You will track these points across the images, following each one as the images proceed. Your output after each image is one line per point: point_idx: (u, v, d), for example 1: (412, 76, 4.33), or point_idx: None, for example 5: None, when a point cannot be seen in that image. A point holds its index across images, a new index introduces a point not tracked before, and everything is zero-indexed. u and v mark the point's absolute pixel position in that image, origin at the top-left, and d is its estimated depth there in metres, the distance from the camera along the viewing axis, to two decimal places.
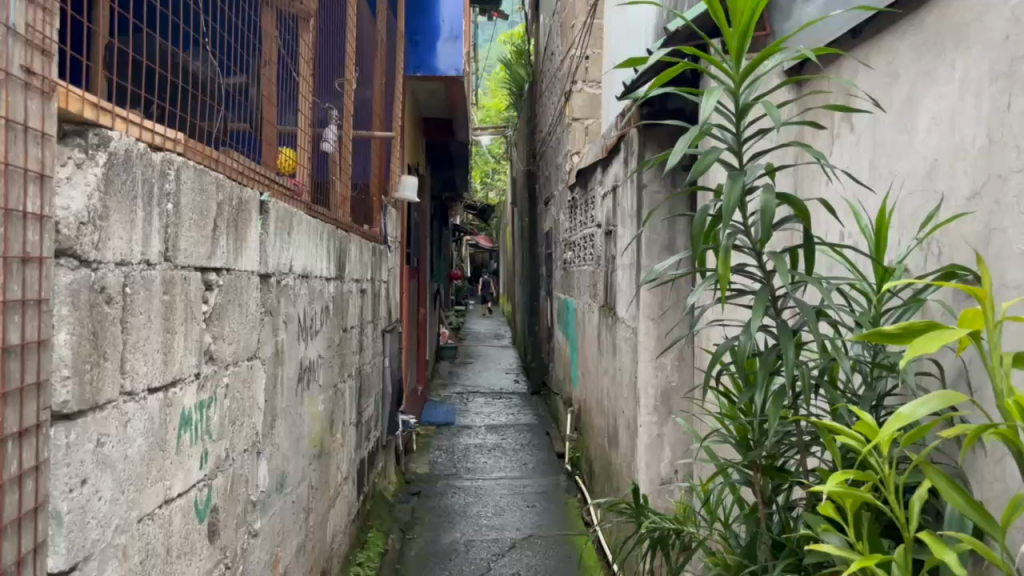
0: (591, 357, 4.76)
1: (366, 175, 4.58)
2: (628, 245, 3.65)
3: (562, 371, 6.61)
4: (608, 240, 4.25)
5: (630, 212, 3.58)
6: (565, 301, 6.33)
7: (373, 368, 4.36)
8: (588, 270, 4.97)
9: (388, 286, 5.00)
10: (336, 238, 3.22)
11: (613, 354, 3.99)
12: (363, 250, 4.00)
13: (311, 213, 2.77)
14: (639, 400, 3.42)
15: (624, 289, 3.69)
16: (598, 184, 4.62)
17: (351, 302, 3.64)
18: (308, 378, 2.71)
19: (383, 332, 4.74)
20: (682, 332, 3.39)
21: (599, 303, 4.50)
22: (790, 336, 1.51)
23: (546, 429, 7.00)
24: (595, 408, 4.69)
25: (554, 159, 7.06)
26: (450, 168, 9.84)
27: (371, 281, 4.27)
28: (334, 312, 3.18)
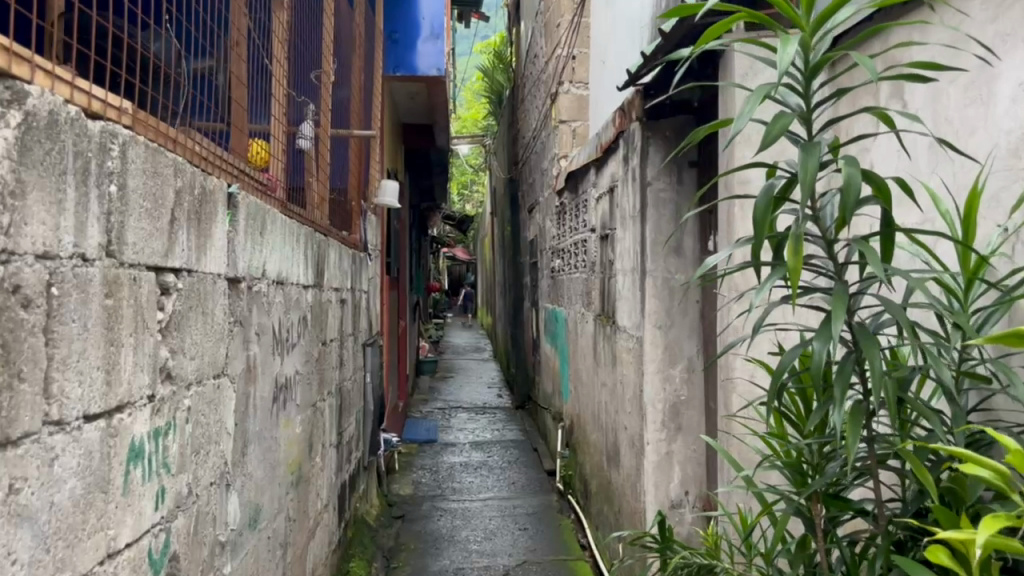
0: (586, 371, 4.50)
1: (345, 180, 4.30)
2: (629, 249, 3.40)
3: (550, 384, 6.33)
4: (606, 243, 4.00)
5: (632, 213, 3.33)
6: (552, 311, 6.08)
7: (354, 385, 4.07)
8: (581, 277, 4.72)
9: (368, 297, 4.71)
10: (314, 242, 2.94)
11: (613, 366, 3.74)
12: (343, 256, 3.71)
13: (286, 213, 2.48)
14: (645, 416, 3.17)
15: (626, 295, 3.44)
16: (592, 187, 4.38)
17: (331, 313, 3.36)
18: (285, 397, 2.42)
19: (364, 345, 4.46)
20: (691, 341, 3.14)
21: (594, 312, 4.25)
22: (874, 341, 1.26)
23: (533, 445, 6.72)
24: (590, 423, 4.42)
25: (539, 165, 6.82)
26: (429, 176, 9.57)
27: (351, 291, 3.97)
28: (312, 323, 2.88)
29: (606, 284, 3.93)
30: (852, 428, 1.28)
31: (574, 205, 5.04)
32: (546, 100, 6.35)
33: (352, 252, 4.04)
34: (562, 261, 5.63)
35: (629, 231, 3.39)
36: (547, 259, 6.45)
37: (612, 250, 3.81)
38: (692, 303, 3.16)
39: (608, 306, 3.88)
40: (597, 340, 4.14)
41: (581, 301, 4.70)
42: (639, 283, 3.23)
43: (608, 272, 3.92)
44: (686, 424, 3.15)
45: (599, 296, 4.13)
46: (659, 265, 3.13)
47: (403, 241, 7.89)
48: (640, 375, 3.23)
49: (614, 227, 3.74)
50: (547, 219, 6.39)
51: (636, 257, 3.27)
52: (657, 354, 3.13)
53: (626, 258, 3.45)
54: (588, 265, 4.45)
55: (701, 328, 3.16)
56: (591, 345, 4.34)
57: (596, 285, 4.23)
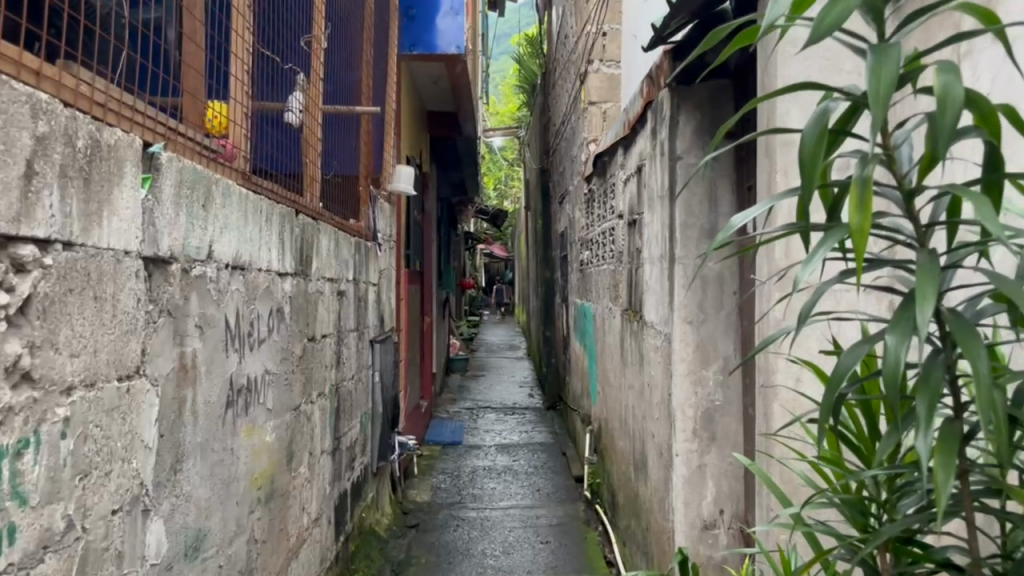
0: (613, 371, 4.12)
1: (351, 163, 3.97)
2: (657, 235, 3.01)
3: (579, 384, 5.95)
4: (633, 230, 3.61)
5: (660, 193, 2.95)
6: (581, 306, 5.70)
7: (357, 386, 3.74)
8: (608, 269, 4.33)
9: (378, 289, 4.39)
10: (296, 224, 2.60)
11: (640, 367, 3.36)
12: (342, 243, 3.38)
13: (251, 189, 2.14)
14: (674, 423, 2.78)
15: (654, 287, 3.06)
16: (619, 169, 4.00)
17: (323, 305, 3.03)
18: (248, 401, 2.09)
19: (372, 343, 4.13)
20: (726, 339, 2.75)
21: (621, 307, 3.86)
22: (978, 335, 0.87)
23: (562, 449, 6.34)
24: (618, 428, 4.05)
25: (569, 153, 6.44)
26: (458, 168, 9.24)
27: (353, 282, 3.64)
28: (292, 316, 2.55)
29: (634, 275, 3.54)
30: (942, 462, 0.89)
31: (602, 191, 4.66)
32: (575, 82, 5.97)
33: (356, 240, 3.71)
34: (591, 253, 5.25)
35: (657, 214, 3.01)
36: (576, 252, 6.08)
37: (640, 238, 3.42)
38: (729, 295, 2.76)
39: (636, 300, 3.49)
40: (624, 338, 3.76)
41: (608, 295, 4.32)
42: (667, 272, 2.84)
43: (635, 262, 3.53)
44: (721, 434, 2.76)
45: (626, 290, 3.75)
46: (690, 251, 2.74)
47: (427, 233, 7.58)
48: (668, 377, 2.85)
49: (642, 211, 3.36)
50: (576, 211, 6.01)
51: (665, 242, 2.89)
52: (689, 352, 2.74)
53: (654, 244, 3.07)
54: (616, 255, 4.07)
55: (739, 323, 2.76)
56: (618, 343, 3.96)
57: (624, 278, 3.85)
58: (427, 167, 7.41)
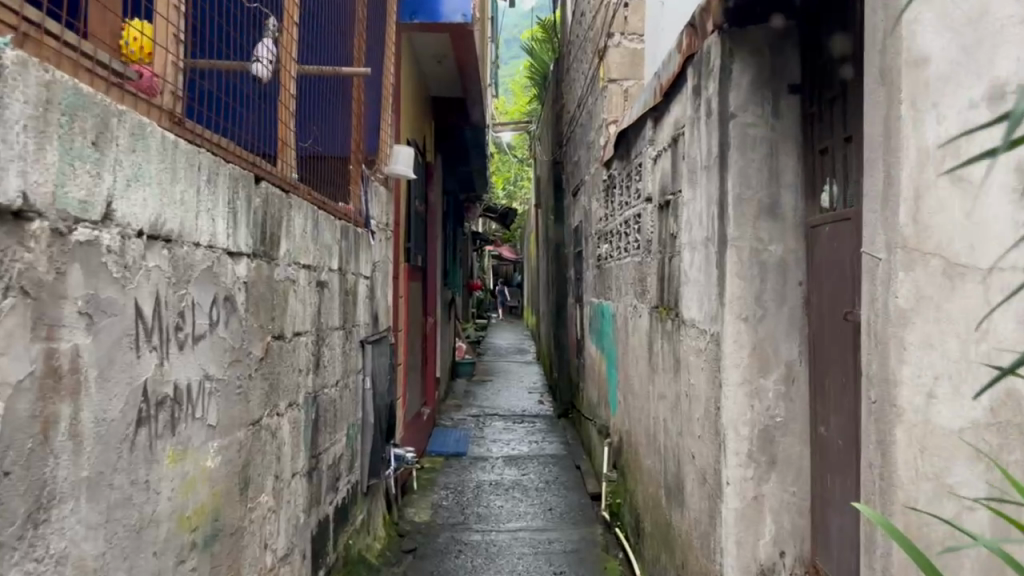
0: (638, 379, 3.61)
1: (334, 137, 3.46)
2: (699, 214, 2.49)
3: (595, 391, 5.43)
4: (665, 213, 3.09)
5: (705, 163, 2.44)
6: (598, 306, 5.18)
7: (343, 394, 3.23)
8: (632, 262, 3.82)
9: (371, 283, 3.89)
10: (256, 193, 2.09)
11: (675, 373, 2.84)
12: (323, 225, 2.88)
13: (183, 137, 1.62)
14: (723, 444, 2.27)
15: (695, 276, 2.54)
16: (648, 146, 3.48)
17: (297, 297, 2.52)
18: (176, 419, 1.59)
19: (363, 343, 3.63)
20: (788, 340, 2.23)
21: (649, 303, 3.35)
22: None
23: (575, 462, 5.81)
24: (643, 444, 3.53)
25: (584, 141, 5.93)
26: (465, 161, 8.74)
27: (339, 271, 3.14)
28: (249, 307, 2.04)
29: (667, 265, 3.03)
30: None
31: (625, 175, 4.15)
32: (593, 60, 5.46)
33: (342, 223, 3.21)
34: (610, 246, 4.73)
35: (699, 189, 2.49)
36: (592, 247, 5.57)
37: (675, 220, 2.91)
38: (792, 285, 2.24)
39: (669, 295, 2.97)
40: (653, 339, 3.25)
41: (632, 293, 3.81)
42: (715, 257, 2.33)
43: (668, 249, 3.02)
44: (782, 458, 2.24)
45: (657, 284, 3.23)
46: (747, 230, 2.22)
47: (431, 226, 7.08)
48: (716, 386, 2.33)
49: (679, 188, 2.84)
50: (593, 203, 5.50)
51: (710, 222, 2.37)
52: (743, 356, 2.22)
53: (694, 225, 2.56)
54: (642, 245, 3.56)
55: (804, 320, 2.24)
56: (645, 345, 3.44)
57: (653, 271, 3.33)
58: (431, 156, 6.92)
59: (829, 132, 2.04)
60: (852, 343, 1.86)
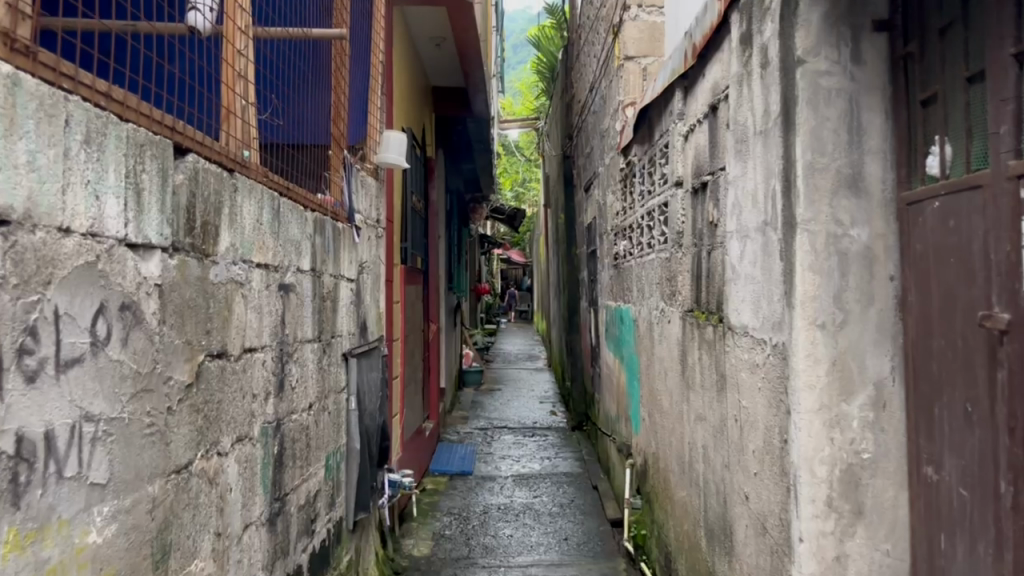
0: (668, 394, 3.10)
1: (307, 118, 2.96)
2: (753, 193, 1.98)
3: (614, 404, 4.91)
4: (702, 198, 2.58)
5: (760, 128, 1.93)
6: (616, 310, 4.67)
7: (318, 420, 2.73)
8: (658, 259, 3.31)
9: (358, 287, 3.39)
10: (175, 168, 1.59)
11: (721, 391, 2.32)
12: (288, 216, 2.38)
13: (27, 70, 1.10)
14: (793, 487, 1.75)
15: (749, 271, 2.03)
16: (676, 122, 2.97)
17: (247, 305, 2.02)
18: (23, 484, 1.08)
19: (346, 357, 3.13)
20: (875, 351, 1.72)
21: (681, 306, 2.84)
22: None
23: (591, 482, 5.28)
24: (675, 470, 3.02)
25: (598, 130, 5.42)
26: (470, 157, 8.25)
27: (312, 274, 2.64)
28: (166, 317, 1.54)
29: (705, 261, 2.51)
30: None
31: (648, 160, 3.64)
32: (607, 39, 4.95)
33: (315, 215, 2.71)
34: (629, 243, 4.22)
35: (753, 162, 1.98)
36: (608, 246, 5.06)
37: (716, 204, 2.39)
38: (881, 280, 1.73)
39: (709, 296, 2.46)
40: (687, 349, 2.74)
41: (658, 295, 3.30)
42: (778, 246, 1.82)
43: (707, 239, 2.50)
44: (873, 505, 1.72)
45: (690, 283, 2.71)
46: (821, 210, 1.72)
47: (432, 226, 6.60)
48: (782, 412, 1.81)
49: (721, 164, 2.32)
50: (609, 196, 4.99)
51: (771, 202, 1.86)
52: (820, 374, 1.71)
53: (746, 206, 2.05)
54: (671, 239, 3.05)
55: (898, 326, 1.72)
56: (676, 356, 2.92)
57: (685, 268, 2.81)
58: (431, 151, 6.44)
59: (939, 72, 1.53)
60: (988, 357, 1.34)
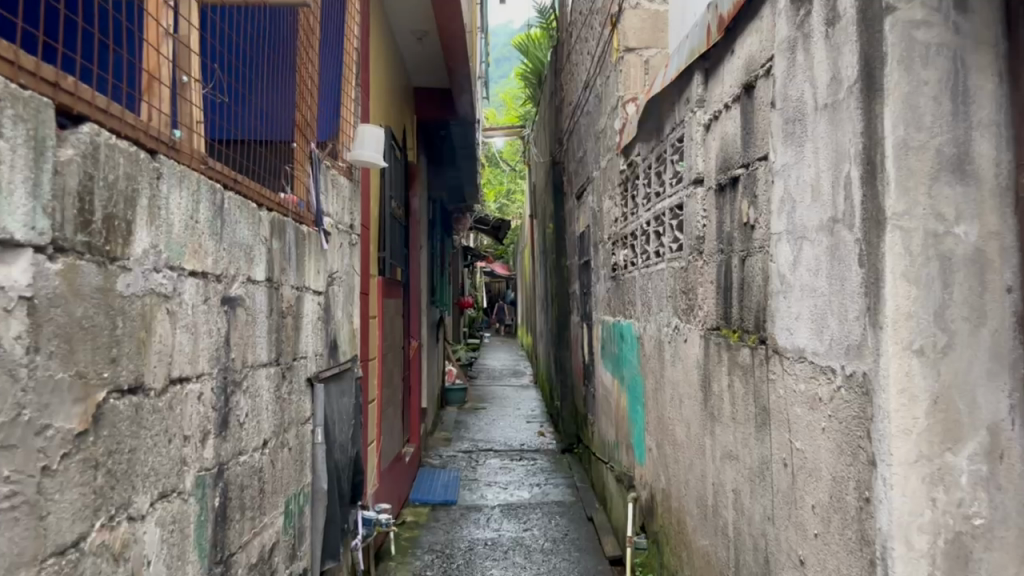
0: (684, 424, 2.71)
1: (268, 104, 2.55)
2: (813, 185, 1.59)
3: (612, 429, 4.51)
4: (732, 197, 2.19)
5: (826, 102, 1.54)
6: (615, 326, 4.27)
7: (275, 459, 2.31)
8: (671, 268, 2.92)
9: (327, 300, 2.98)
10: (61, 140, 1.17)
11: (762, 428, 1.92)
12: (237, 215, 1.97)
13: None
14: (879, 563, 1.35)
15: (807, 281, 1.63)
16: (693, 111, 2.59)
17: (177, 323, 1.60)
18: None
19: (312, 382, 2.72)
20: (990, 386, 1.32)
21: (703, 323, 2.44)
22: None
23: (586, 514, 4.87)
24: (693, 513, 2.63)
25: (593, 132, 5.05)
26: (454, 164, 7.85)
27: (268, 285, 2.23)
28: (41, 347, 1.12)
29: (738, 270, 2.12)
30: None
31: (656, 159, 3.26)
32: (604, 31, 4.58)
33: (273, 216, 2.29)
34: (631, 251, 3.83)
35: (813, 145, 1.59)
36: (604, 257, 4.67)
37: (755, 201, 2.00)
38: (994, 292, 1.33)
39: (744, 311, 2.07)
40: (711, 374, 2.34)
41: (670, 309, 2.90)
42: (855, 249, 1.42)
43: (740, 244, 2.11)
44: None
45: (715, 297, 2.32)
46: (918, 201, 1.32)
47: (414, 236, 6.21)
48: (861, 462, 1.41)
49: (762, 153, 1.93)
50: (606, 203, 4.61)
51: (843, 193, 1.47)
52: (919, 416, 1.30)
53: (803, 200, 1.65)
54: (687, 245, 2.66)
55: (1018, 350, 1.33)
56: (696, 380, 2.53)
57: (707, 279, 2.42)
58: (413, 155, 6.06)
59: None
60: None
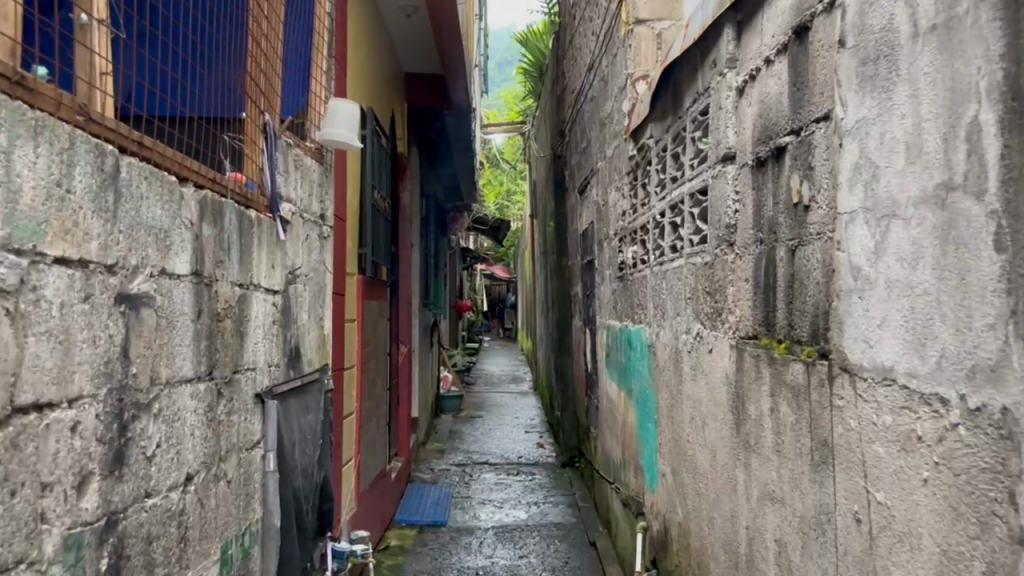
0: (709, 450, 2.27)
1: (210, 62, 2.11)
2: (906, 141, 1.16)
3: (617, 446, 4.07)
4: (778, 172, 1.76)
5: (934, 22, 1.10)
6: (622, 332, 3.83)
7: (210, 495, 1.88)
8: (691, 265, 2.49)
9: (284, 300, 2.54)
10: None
11: (821, 468, 1.49)
12: (145, 190, 1.54)
13: None
14: None
15: (895, 273, 1.20)
16: (722, 75, 2.16)
17: (31, 329, 1.16)
18: None
19: (263, 398, 2.28)
20: None
21: (736, 330, 2.02)
22: None
23: (588, 538, 4.43)
24: (718, 561, 2.19)
25: (597, 119, 4.64)
26: (449, 158, 7.41)
27: (196, 280, 1.80)
28: None
29: (787, 263, 1.69)
30: None
31: (672, 140, 2.83)
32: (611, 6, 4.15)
33: (204, 194, 1.85)
34: (640, 248, 3.39)
35: (910, 85, 1.15)
36: (610, 255, 4.25)
37: (809, 175, 1.58)
38: None
39: (794, 316, 1.64)
40: (747, 392, 1.91)
41: (690, 313, 2.48)
42: (984, 227, 0.98)
43: (790, 230, 1.68)
44: None
45: (753, 298, 1.89)
46: None
47: (404, 233, 5.78)
48: (993, 538, 0.97)
49: (821, 111, 1.51)
50: (612, 196, 4.19)
51: (962, 149, 1.03)
52: None
53: (888, 165, 1.23)
54: (712, 236, 2.24)
55: None
56: (726, 400, 2.10)
57: (739, 276, 2.00)
58: (403, 146, 5.64)
59: None
60: None
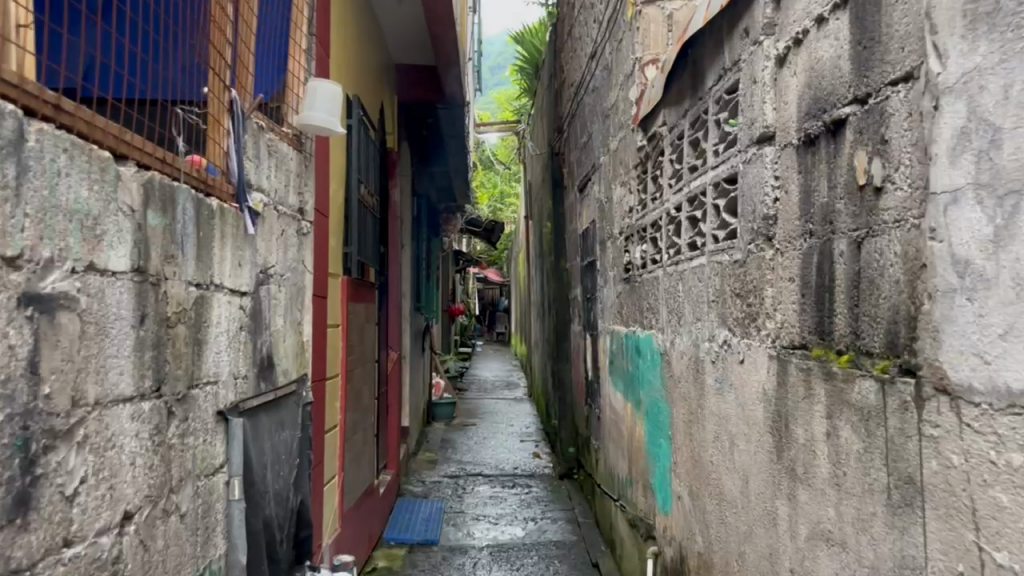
0: (739, 476, 1.98)
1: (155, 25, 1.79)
2: None
3: (622, 461, 3.78)
4: (835, 151, 1.48)
5: None
6: (628, 338, 3.55)
7: (158, 534, 1.59)
8: (715, 264, 2.21)
9: (254, 302, 2.24)
10: None
11: (902, 510, 1.21)
12: (64, 165, 1.24)
13: None
14: None
15: None
16: (757, 45, 1.88)
17: None
18: None
19: (226, 416, 1.98)
20: None
21: (777, 337, 1.73)
22: None
23: (590, 559, 4.14)
24: None
25: (600, 110, 4.36)
26: (442, 156, 7.12)
27: (139, 277, 1.50)
28: None
29: (848, 257, 1.41)
30: None
31: (690, 126, 2.55)
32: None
33: (150, 177, 1.56)
34: (650, 246, 3.12)
35: None
36: (614, 255, 3.97)
37: (882, 150, 1.30)
38: None
39: (860, 322, 1.35)
40: (793, 412, 1.63)
41: (715, 318, 2.19)
42: None
43: (853, 218, 1.40)
44: None
45: (801, 300, 1.61)
46: None
47: (393, 232, 5.49)
48: None
49: (900, 70, 1.24)
50: (616, 192, 3.91)
51: None
52: None
53: (1017, 126, 0.94)
54: (744, 229, 1.95)
55: None
56: (763, 419, 1.82)
57: (782, 274, 1.71)
58: (393, 142, 5.36)
59: None
60: None
